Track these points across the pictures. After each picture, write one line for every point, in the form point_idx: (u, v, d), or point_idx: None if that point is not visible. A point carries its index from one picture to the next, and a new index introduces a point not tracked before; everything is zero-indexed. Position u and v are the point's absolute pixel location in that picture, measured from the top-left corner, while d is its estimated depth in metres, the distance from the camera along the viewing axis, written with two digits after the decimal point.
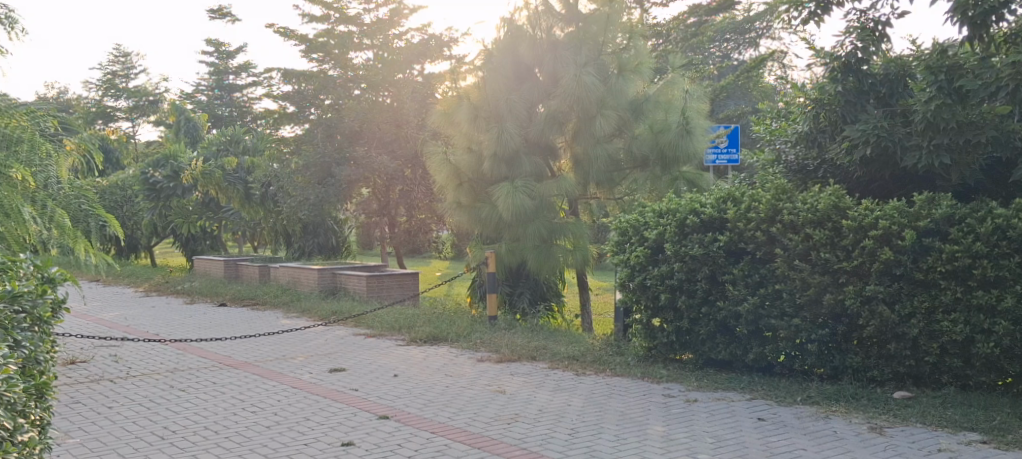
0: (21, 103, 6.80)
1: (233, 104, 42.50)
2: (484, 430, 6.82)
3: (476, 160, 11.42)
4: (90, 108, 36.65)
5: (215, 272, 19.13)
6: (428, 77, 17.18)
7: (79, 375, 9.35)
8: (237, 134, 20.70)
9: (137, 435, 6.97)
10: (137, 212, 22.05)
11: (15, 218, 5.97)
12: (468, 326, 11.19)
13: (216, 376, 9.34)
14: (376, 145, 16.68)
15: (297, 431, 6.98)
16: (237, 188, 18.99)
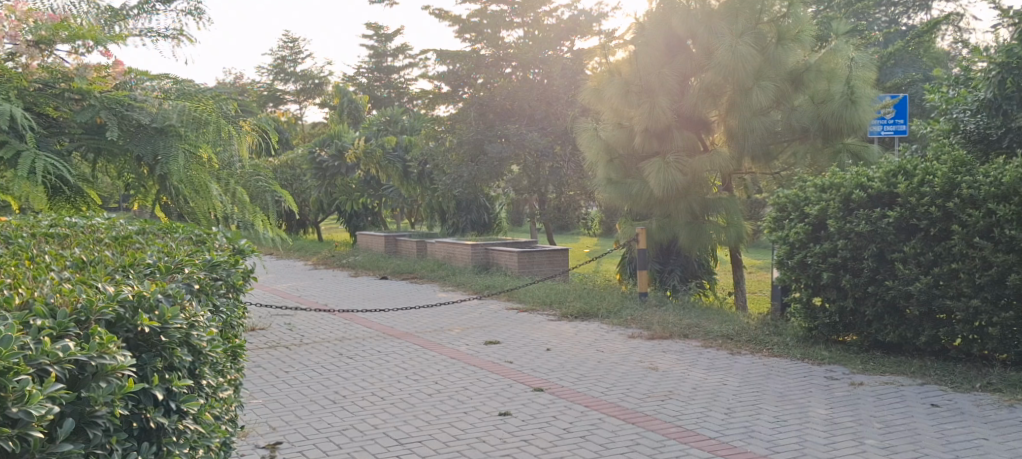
0: (207, 88, 7.29)
1: (391, 85, 43.88)
2: (638, 406, 6.86)
3: (628, 136, 11.39)
4: (261, 92, 38.76)
5: (376, 247, 19.92)
6: (577, 54, 17.21)
7: (258, 341, 10.03)
8: (396, 115, 21.39)
9: (312, 399, 7.42)
10: (305, 190, 23.23)
11: (204, 194, 6.94)
12: (618, 302, 11.21)
13: (380, 345, 9.79)
14: (527, 122, 16.90)
15: (457, 400, 7.23)
16: (396, 166, 19.70)
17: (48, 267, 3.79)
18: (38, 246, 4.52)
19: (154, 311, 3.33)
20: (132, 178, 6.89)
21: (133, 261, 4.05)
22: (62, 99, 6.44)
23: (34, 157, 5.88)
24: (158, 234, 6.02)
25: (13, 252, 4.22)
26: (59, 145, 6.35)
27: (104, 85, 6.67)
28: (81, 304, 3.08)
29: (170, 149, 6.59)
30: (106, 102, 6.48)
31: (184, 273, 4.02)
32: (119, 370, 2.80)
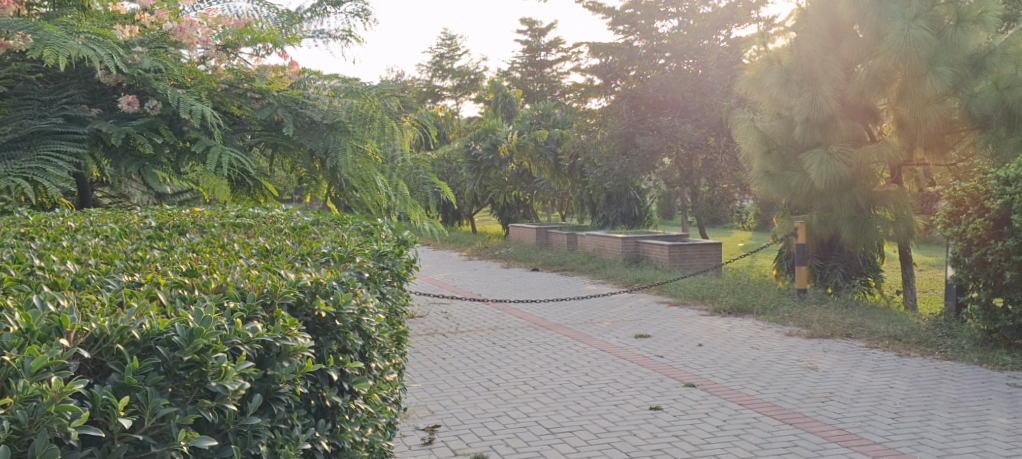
0: (372, 87, 7.61)
1: (544, 80, 44.22)
2: (796, 406, 6.70)
3: (787, 126, 11.09)
4: (420, 89, 39.87)
5: (528, 239, 20.18)
6: (733, 43, 16.81)
7: (417, 327, 10.42)
8: (548, 109, 21.55)
9: (467, 385, 7.65)
10: (461, 183, 23.80)
11: (370, 187, 7.52)
12: (775, 299, 10.94)
13: (531, 335, 9.95)
14: (681, 114, 16.65)
15: (608, 392, 7.28)
16: (548, 160, 19.85)
17: (238, 255, 4.12)
18: (228, 235, 4.92)
19: (330, 297, 3.52)
20: (305, 173, 7.59)
21: (310, 250, 4.35)
22: (245, 98, 7.39)
23: (220, 153, 6.71)
24: (330, 224, 6.38)
25: (207, 240, 4.60)
26: (242, 141, 7.27)
27: (280, 84, 7.54)
28: (267, 289, 3.32)
29: (339, 144, 7.23)
30: (282, 101, 7.33)
31: (356, 262, 4.26)
32: (299, 352, 3.00)
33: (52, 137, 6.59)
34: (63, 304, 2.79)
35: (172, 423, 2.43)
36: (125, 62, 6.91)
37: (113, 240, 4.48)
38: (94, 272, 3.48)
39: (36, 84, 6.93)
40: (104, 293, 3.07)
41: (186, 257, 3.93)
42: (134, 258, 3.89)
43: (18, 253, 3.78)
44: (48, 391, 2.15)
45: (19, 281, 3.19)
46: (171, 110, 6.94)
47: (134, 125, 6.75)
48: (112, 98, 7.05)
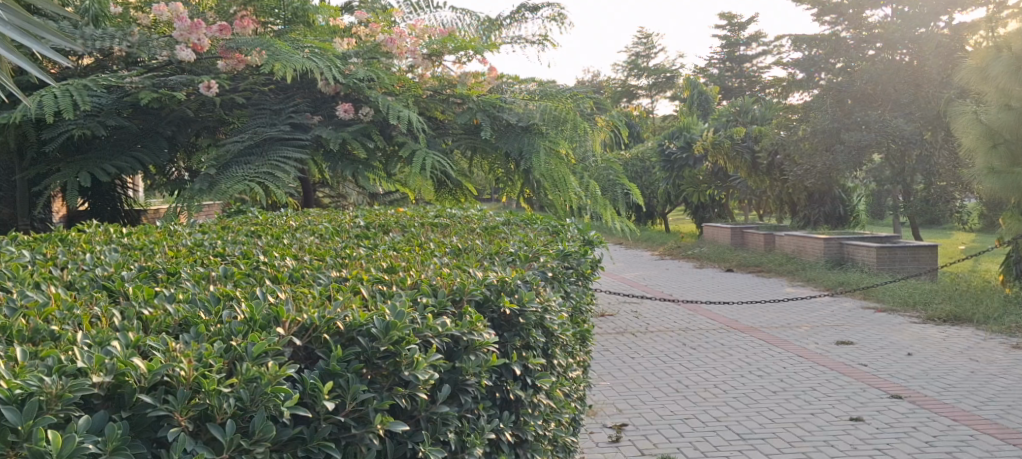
0: (566, 88, 8.06)
1: (743, 75, 43.06)
2: (1018, 425, 6.25)
3: (1017, 119, 10.28)
4: (615, 88, 39.92)
5: (723, 239, 19.80)
6: (956, 29, 15.68)
7: (607, 326, 10.54)
8: (746, 105, 20.97)
9: (656, 385, 7.68)
10: (655, 181, 23.70)
11: (562, 187, 7.74)
12: (999, 307, 10.18)
13: (724, 338, 9.82)
14: (892, 107, 15.68)
15: (804, 400, 7.09)
16: (744, 158, 19.16)
17: (432, 253, 4.39)
18: (425, 234, 5.22)
19: (515, 295, 3.71)
20: (503, 173, 8.19)
21: (498, 250, 4.56)
22: (448, 104, 7.97)
23: (425, 155, 7.33)
24: (520, 224, 6.63)
25: (407, 239, 4.91)
26: (444, 144, 7.87)
27: (480, 89, 8.05)
28: (456, 286, 3.55)
29: (534, 145, 7.63)
30: (481, 105, 7.84)
31: (541, 262, 4.43)
32: (484, 345, 3.20)
33: (281, 144, 7.33)
34: (281, 296, 3.13)
35: (370, 408, 2.66)
36: (342, 72, 7.52)
37: (326, 238, 4.89)
38: (308, 268, 3.84)
39: (268, 94, 7.86)
40: (316, 287, 3.40)
41: (387, 255, 4.23)
42: (342, 255, 4.24)
43: (245, 249, 4.22)
44: (266, 373, 2.38)
45: (246, 274, 3.58)
46: (381, 117, 7.68)
47: (350, 130, 7.46)
48: (331, 106, 7.92)
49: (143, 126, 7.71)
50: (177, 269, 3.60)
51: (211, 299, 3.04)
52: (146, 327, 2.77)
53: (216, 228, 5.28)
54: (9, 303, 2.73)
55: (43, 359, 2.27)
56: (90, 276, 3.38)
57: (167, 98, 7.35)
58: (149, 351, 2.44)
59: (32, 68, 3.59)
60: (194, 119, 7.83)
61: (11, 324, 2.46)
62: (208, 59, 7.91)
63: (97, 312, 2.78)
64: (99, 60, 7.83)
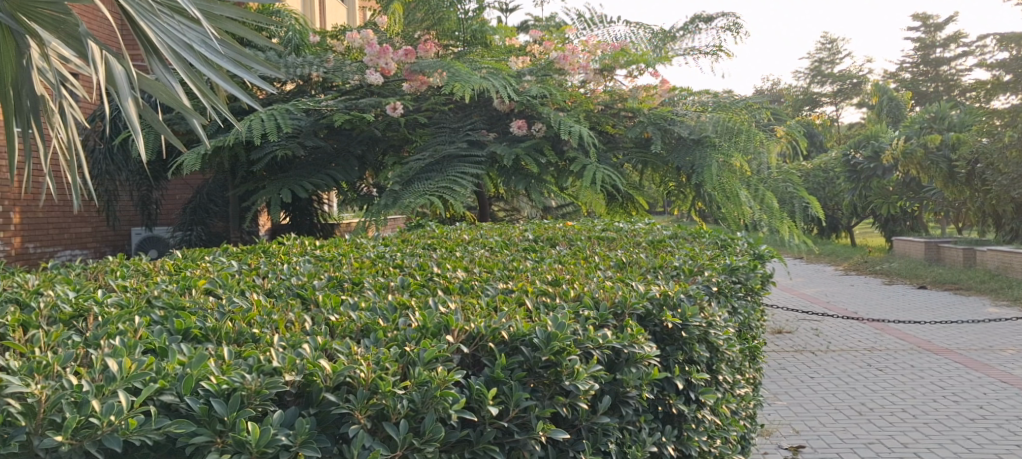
0: (741, 100, 7.92)
1: (940, 78, 40.41)
2: None
3: None
4: (797, 95, 38.50)
5: (916, 254, 18.71)
6: None
7: (785, 343, 10.26)
8: (943, 110, 19.71)
9: (837, 407, 7.43)
10: (839, 193, 22.70)
11: (734, 200, 7.67)
12: None
13: (915, 359, 9.34)
14: None
15: (1006, 429, 6.65)
16: (941, 167, 17.94)
17: (597, 267, 4.50)
18: (591, 247, 5.36)
19: (678, 309, 3.73)
20: (674, 186, 8.30)
21: (663, 264, 4.62)
22: (618, 118, 8.19)
23: (595, 170, 7.47)
24: (690, 238, 6.62)
25: (573, 253, 5.03)
26: (615, 158, 8.08)
27: (651, 103, 8.08)
28: (618, 299, 3.64)
29: (707, 160, 7.58)
30: (653, 118, 7.91)
31: (706, 276, 4.43)
32: (645, 359, 3.25)
33: (459, 160, 7.70)
34: (451, 305, 3.34)
35: (532, 415, 2.79)
36: (516, 90, 7.79)
37: (496, 251, 5.12)
38: (478, 279, 4.04)
39: (448, 113, 8.28)
40: (485, 297, 3.59)
41: (552, 268, 4.39)
42: (510, 267, 4.44)
43: (422, 261, 4.49)
44: (436, 378, 2.55)
45: (421, 284, 3.83)
46: (553, 132, 7.90)
47: (523, 147, 7.73)
48: (505, 123, 8.28)
49: (336, 145, 8.34)
50: (360, 279, 3.89)
51: (389, 307, 3.29)
52: (332, 332, 3.04)
53: (396, 241, 5.61)
54: (219, 308, 3.06)
55: (245, 358, 2.56)
56: (286, 284, 3.72)
57: (358, 119, 7.88)
58: (335, 354, 2.68)
59: (244, 95, 4.04)
60: (382, 138, 8.41)
61: (220, 326, 2.78)
62: (394, 82, 8.46)
63: (292, 317, 3.07)
64: (299, 86, 8.57)
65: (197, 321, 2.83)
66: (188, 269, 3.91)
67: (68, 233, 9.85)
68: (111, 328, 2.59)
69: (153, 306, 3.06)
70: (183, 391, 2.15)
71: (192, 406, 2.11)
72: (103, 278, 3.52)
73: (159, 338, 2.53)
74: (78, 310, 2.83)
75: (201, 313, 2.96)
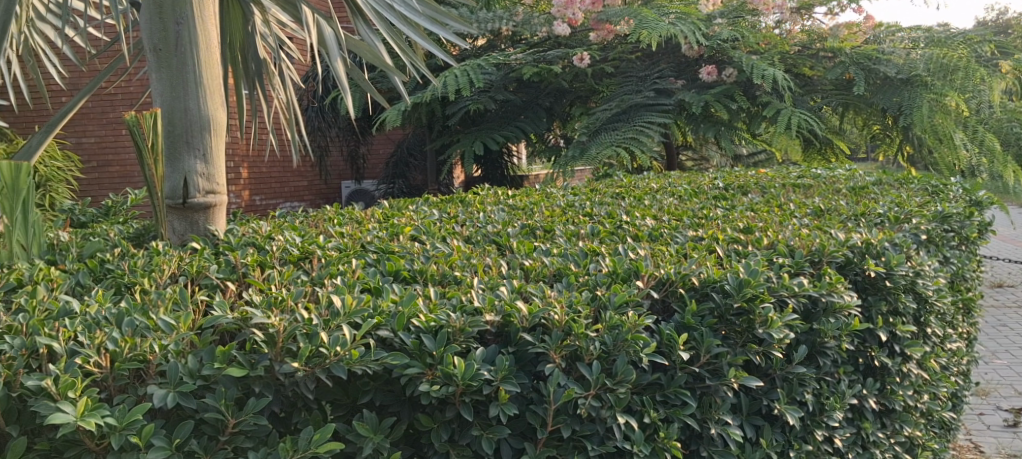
0: (958, 34, 7.41)
1: None
2: None
3: None
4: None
5: None
6: None
7: (1006, 298, 9.56)
8: None
9: None
10: None
11: (947, 143, 7.12)
12: None
13: None
14: None
15: None
16: None
17: (792, 214, 4.41)
18: (786, 195, 5.22)
19: (882, 258, 3.56)
20: (878, 129, 8.00)
21: (865, 211, 4.45)
22: (817, 59, 7.95)
23: (791, 114, 7.29)
24: (896, 185, 6.27)
25: (766, 200, 4.94)
26: (813, 102, 7.89)
27: (853, 41, 7.86)
28: (815, 247, 3.54)
29: (916, 99, 7.33)
30: (855, 58, 7.64)
31: (912, 224, 4.22)
32: (845, 309, 3.12)
33: (646, 109, 7.73)
34: (640, 252, 3.40)
35: (724, 362, 2.73)
36: (706, 35, 7.71)
37: (685, 199, 5.10)
38: (667, 227, 4.07)
39: (634, 62, 8.27)
40: (674, 245, 3.63)
41: (744, 216, 4.33)
42: (699, 215, 4.42)
43: (611, 210, 4.55)
44: (626, 322, 2.59)
45: (611, 232, 3.91)
46: (745, 78, 7.70)
47: (713, 93, 7.57)
48: (694, 69, 8.11)
49: (525, 98, 8.53)
50: (552, 227, 4.03)
51: (580, 253, 3.40)
52: (527, 276, 3.19)
53: (586, 191, 5.70)
54: (424, 252, 3.29)
55: (449, 298, 2.74)
56: (483, 232, 3.90)
57: (545, 72, 8.00)
58: (530, 296, 2.83)
59: (440, 51, 4.23)
60: (569, 90, 8.50)
61: (426, 268, 2.99)
62: (581, 32, 8.54)
63: (490, 261, 3.25)
64: (491, 41, 8.89)
65: (406, 265, 3.06)
66: (395, 218, 4.16)
67: (288, 187, 10.66)
68: (333, 269, 2.86)
69: (366, 250, 3.33)
70: (396, 327, 2.35)
71: (404, 341, 2.31)
72: (324, 226, 3.83)
73: (373, 279, 2.78)
74: (304, 253, 3.14)
75: (409, 257, 3.20)
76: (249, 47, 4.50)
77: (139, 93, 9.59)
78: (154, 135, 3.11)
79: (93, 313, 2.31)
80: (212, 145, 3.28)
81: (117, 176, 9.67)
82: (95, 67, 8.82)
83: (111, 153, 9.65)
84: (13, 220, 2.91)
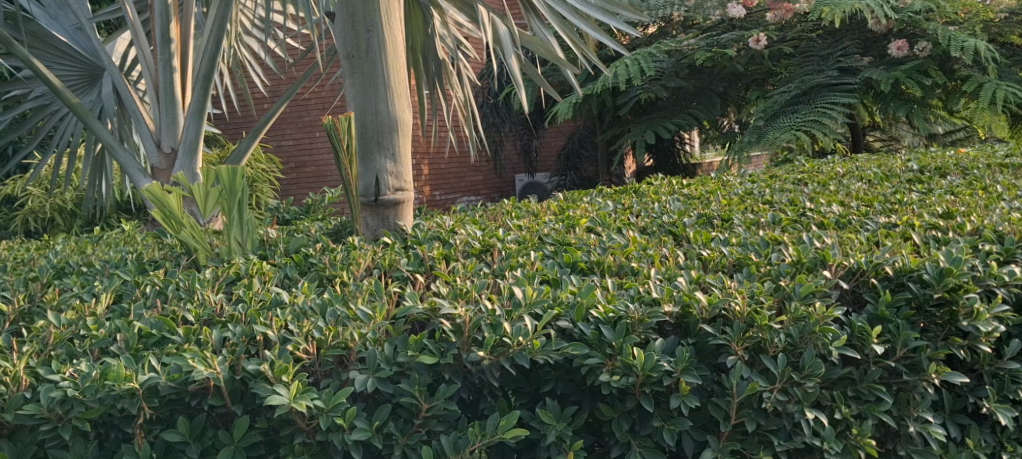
0: None
1: None
2: None
3: None
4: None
5: None
6: None
7: None
8: None
9: None
10: None
11: None
12: None
13: None
14: None
15: None
16: None
17: (999, 197, 4.11)
18: (990, 176, 4.87)
19: None
20: None
21: None
22: None
23: (995, 89, 6.89)
24: None
25: (968, 183, 4.64)
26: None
27: None
28: None
29: None
30: None
31: None
32: None
33: (829, 90, 7.42)
34: (827, 241, 3.30)
35: (923, 356, 2.58)
36: (895, 8, 7.44)
37: (875, 184, 4.88)
38: (856, 214, 3.91)
39: (817, 40, 7.92)
40: (863, 232, 3.49)
41: (943, 200, 4.09)
42: (892, 200, 4.21)
43: (793, 197, 4.42)
44: (814, 314, 2.52)
45: (793, 221, 3.80)
46: (942, 51, 7.23)
47: (904, 69, 7.16)
48: (883, 45, 7.73)
49: (698, 84, 8.33)
50: (730, 216, 3.97)
51: (761, 243, 3.33)
52: (705, 267, 3.16)
53: (765, 178, 5.54)
54: (601, 244, 3.33)
55: (627, 290, 2.76)
56: (658, 222, 3.89)
57: (719, 56, 7.82)
58: (709, 287, 2.81)
59: (611, 41, 4.24)
60: (745, 74, 8.24)
61: (602, 259, 3.03)
62: (757, 13, 8.33)
63: (666, 252, 3.24)
64: (661, 28, 8.74)
65: (582, 256, 3.11)
66: (570, 210, 4.23)
67: (465, 181, 10.98)
68: (513, 261, 2.95)
69: (545, 242, 3.40)
70: (575, 318, 2.42)
71: (584, 332, 2.37)
72: (502, 219, 3.94)
73: (552, 270, 2.84)
74: (486, 245, 3.26)
75: (586, 249, 3.25)
76: (430, 49, 4.68)
77: (331, 97, 10.17)
78: (349, 137, 3.38)
79: (301, 303, 2.51)
80: (400, 144, 3.46)
81: (312, 177, 10.31)
82: (292, 75, 9.43)
83: (306, 155, 10.29)
84: (230, 220, 3.19)
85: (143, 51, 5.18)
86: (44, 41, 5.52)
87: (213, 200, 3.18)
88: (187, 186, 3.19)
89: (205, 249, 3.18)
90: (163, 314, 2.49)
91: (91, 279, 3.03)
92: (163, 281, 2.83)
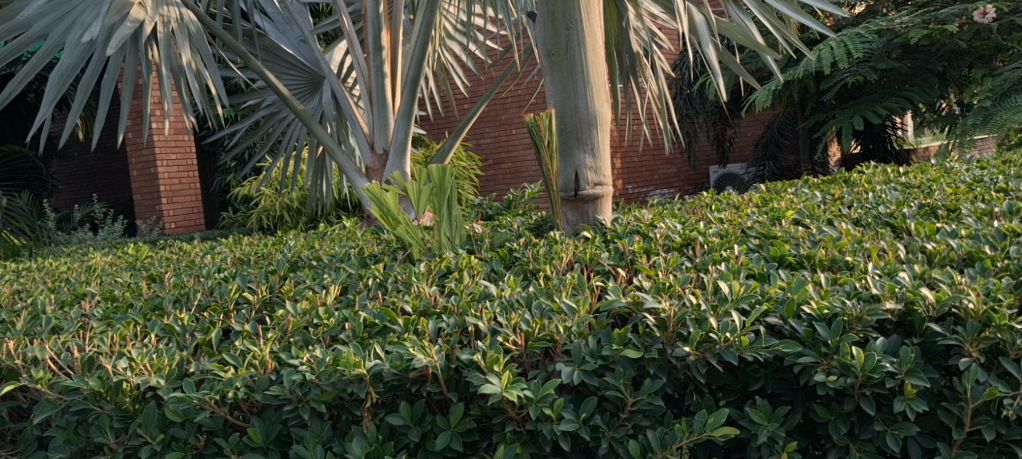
0: None
1: None
2: None
3: None
4: None
5: None
6: None
7: None
8: None
9: None
10: None
11: None
12: None
13: None
14: None
15: None
16: None
17: None
18: None
19: None
20: None
21: None
22: None
23: None
24: None
25: None
26: None
27: None
28: None
29: None
30: None
31: None
32: None
33: None
34: None
35: None
36: None
37: None
38: None
39: None
40: None
41: None
42: None
43: None
44: None
45: None
46: None
47: None
48: None
49: (912, 64, 7.85)
50: (957, 206, 3.71)
51: (995, 235, 3.09)
52: (930, 261, 2.98)
53: (996, 163, 5.12)
54: (810, 236, 3.21)
55: (841, 285, 2.65)
56: (874, 214, 3.70)
57: (937, 33, 7.35)
58: (935, 283, 2.64)
59: (815, 24, 4.06)
60: (967, 50, 7.63)
61: (814, 253, 2.93)
62: None
63: (885, 245, 3.08)
64: (870, 7, 8.44)
65: (791, 249, 3.01)
66: (774, 201, 4.11)
67: (659, 174, 10.88)
68: (716, 255, 2.91)
69: (748, 236, 3.32)
70: (786, 314, 2.34)
71: (796, 329, 2.29)
72: (702, 212, 3.89)
73: (758, 265, 2.78)
74: (686, 239, 3.22)
75: (794, 242, 3.14)
76: (624, 43, 4.67)
77: (527, 95, 10.37)
78: (549, 136, 3.52)
79: (508, 296, 2.60)
80: (599, 139, 3.49)
81: (509, 173, 10.54)
82: (491, 75, 9.70)
83: (504, 153, 10.54)
84: (440, 218, 3.33)
85: (358, 58, 5.50)
86: (274, 54, 5.97)
87: (425, 197, 3.35)
88: (402, 185, 3.34)
89: (418, 244, 3.33)
90: (384, 305, 2.65)
91: (320, 272, 3.25)
92: (383, 274, 3.01)
